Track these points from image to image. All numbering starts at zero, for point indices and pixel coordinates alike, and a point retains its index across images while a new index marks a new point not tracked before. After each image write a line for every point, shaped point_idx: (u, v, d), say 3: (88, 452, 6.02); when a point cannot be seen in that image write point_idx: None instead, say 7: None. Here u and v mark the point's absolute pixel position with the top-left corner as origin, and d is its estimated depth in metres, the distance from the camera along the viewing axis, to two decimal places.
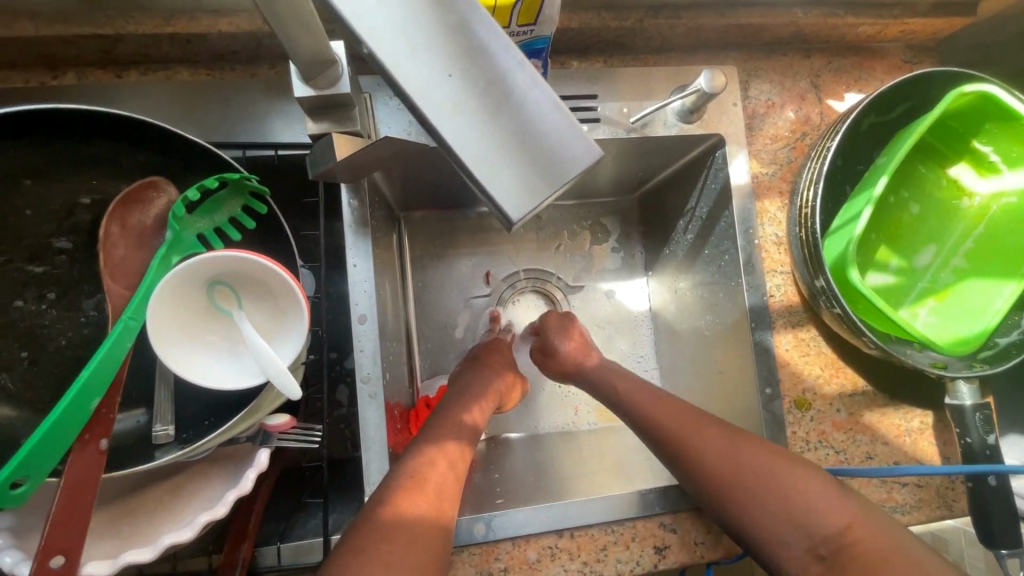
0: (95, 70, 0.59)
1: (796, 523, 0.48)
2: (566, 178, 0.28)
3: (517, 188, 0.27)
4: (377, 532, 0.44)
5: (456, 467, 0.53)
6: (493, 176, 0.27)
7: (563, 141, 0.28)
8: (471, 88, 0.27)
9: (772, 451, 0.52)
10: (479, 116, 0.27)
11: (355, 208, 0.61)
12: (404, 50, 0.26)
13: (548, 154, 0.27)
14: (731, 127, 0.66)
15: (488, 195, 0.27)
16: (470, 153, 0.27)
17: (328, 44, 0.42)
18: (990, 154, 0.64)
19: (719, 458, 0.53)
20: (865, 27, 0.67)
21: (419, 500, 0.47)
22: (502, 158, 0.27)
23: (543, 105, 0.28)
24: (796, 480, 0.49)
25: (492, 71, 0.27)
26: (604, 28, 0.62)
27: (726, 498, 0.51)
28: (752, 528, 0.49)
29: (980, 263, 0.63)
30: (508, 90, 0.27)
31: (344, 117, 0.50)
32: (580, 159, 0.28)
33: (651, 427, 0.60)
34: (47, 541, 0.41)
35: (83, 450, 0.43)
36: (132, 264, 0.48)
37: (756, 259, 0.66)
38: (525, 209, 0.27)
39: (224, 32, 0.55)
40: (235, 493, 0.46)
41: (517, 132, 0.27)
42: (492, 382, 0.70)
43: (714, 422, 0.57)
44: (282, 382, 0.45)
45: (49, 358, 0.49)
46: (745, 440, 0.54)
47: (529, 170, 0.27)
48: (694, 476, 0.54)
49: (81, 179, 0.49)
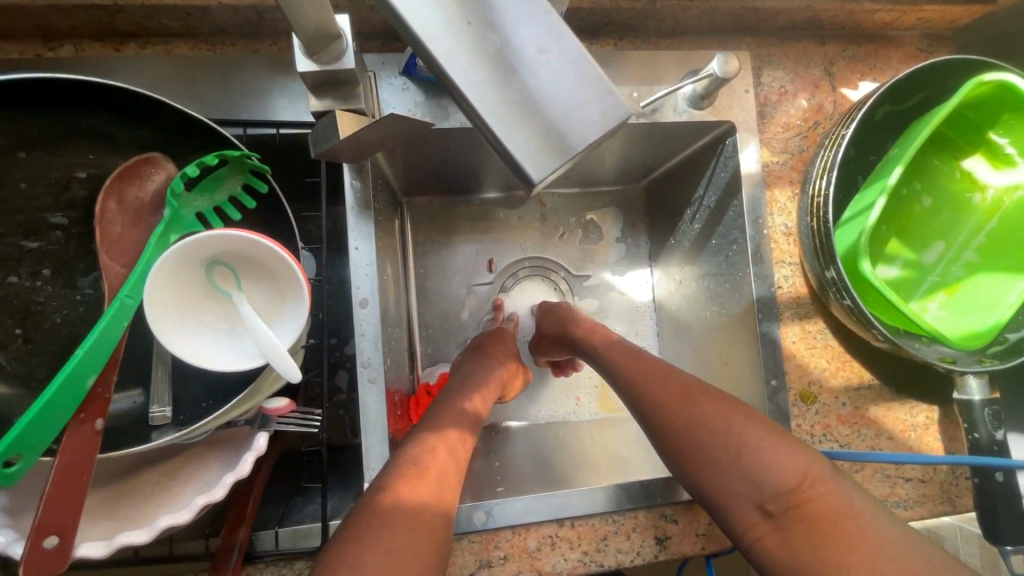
0: (93, 42, 0.57)
1: (746, 478, 0.47)
2: (588, 139, 0.30)
3: (540, 151, 0.30)
4: (376, 519, 0.43)
5: (456, 454, 0.52)
6: (516, 136, 0.30)
7: (585, 104, 0.30)
8: (492, 47, 0.30)
9: (730, 407, 0.51)
10: (501, 73, 0.30)
11: (358, 190, 0.59)
12: (437, 26, 0.29)
13: (571, 114, 0.30)
14: (742, 114, 0.65)
15: (510, 157, 0.30)
16: (497, 122, 0.30)
17: (331, 17, 0.41)
18: (1006, 146, 0.63)
19: (677, 416, 0.52)
20: (882, 14, 0.66)
21: (419, 487, 0.46)
22: (524, 124, 0.30)
23: (562, 76, 0.30)
24: (749, 436, 0.48)
25: (515, 30, 0.30)
26: (616, 9, 0.60)
27: (682, 454, 0.51)
28: (703, 484, 0.49)
29: (992, 257, 0.62)
30: (530, 49, 0.30)
31: (348, 94, 0.49)
32: (612, 116, 0.31)
33: (626, 389, 0.59)
34: (41, 521, 0.40)
35: (78, 429, 0.42)
36: (129, 242, 0.47)
37: (765, 249, 0.65)
38: (545, 171, 0.30)
39: (225, 5, 0.54)
40: (232, 476, 0.46)
41: (538, 91, 0.30)
42: (493, 370, 0.69)
43: (677, 378, 0.56)
44: (281, 364, 0.44)
45: (45, 335, 0.48)
46: (704, 396, 0.53)
47: (551, 130, 0.30)
48: (655, 431, 0.54)
49: (78, 153, 0.48)
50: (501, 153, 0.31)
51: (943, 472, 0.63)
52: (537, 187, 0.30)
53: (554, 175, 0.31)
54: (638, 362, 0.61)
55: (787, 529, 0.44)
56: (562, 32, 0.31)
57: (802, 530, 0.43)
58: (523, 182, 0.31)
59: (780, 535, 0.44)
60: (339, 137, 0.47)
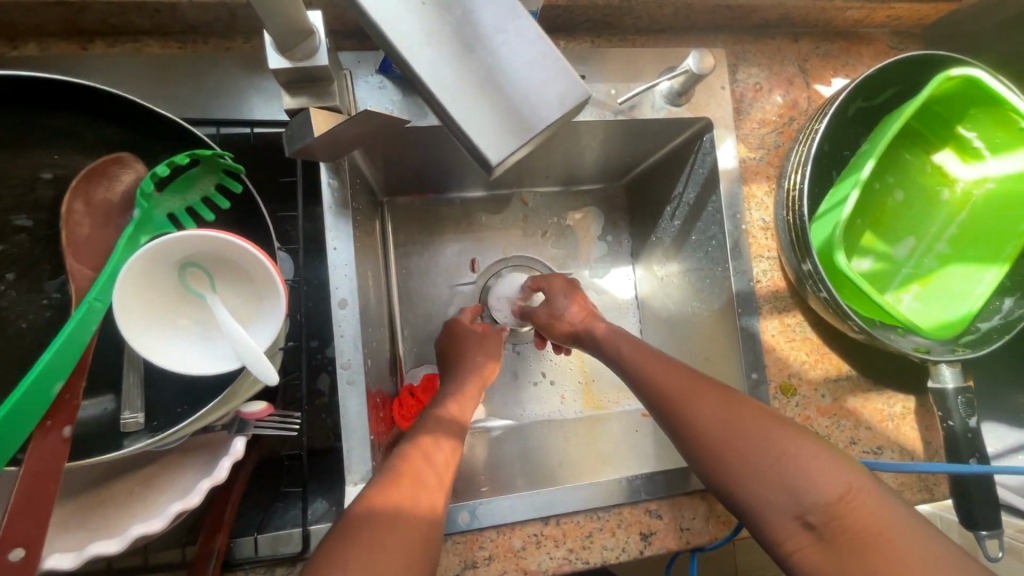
0: (58, 40, 0.56)
1: (789, 490, 0.46)
2: (548, 119, 0.31)
3: (497, 132, 0.31)
4: (358, 528, 0.42)
5: (433, 461, 0.51)
6: (472, 120, 0.31)
7: (544, 85, 0.31)
8: (451, 31, 0.31)
9: (767, 417, 0.51)
10: (459, 58, 0.31)
11: (336, 189, 0.59)
12: (396, 10, 0.30)
13: (531, 96, 0.31)
14: (718, 110, 0.65)
15: (467, 140, 0.31)
16: (457, 104, 0.31)
17: (304, 11, 0.40)
18: (974, 139, 0.64)
19: (712, 424, 0.52)
20: (854, 11, 0.67)
21: (394, 492, 0.46)
22: (483, 107, 0.31)
23: (521, 58, 0.31)
24: (791, 445, 0.48)
25: (472, 15, 0.31)
26: (592, 5, 0.60)
27: (718, 464, 0.50)
28: (740, 494, 0.49)
29: (963, 248, 0.63)
30: (490, 34, 0.31)
31: (322, 92, 0.48)
32: (570, 99, 0.31)
33: (648, 393, 0.58)
34: (5, 532, 0.38)
35: (45, 437, 0.40)
36: (98, 244, 0.45)
37: (743, 244, 0.65)
38: (504, 152, 0.31)
39: (195, 2, 0.53)
40: (208, 481, 0.44)
41: (497, 74, 0.31)
42: (470, 383, 0.67)
43: (712, 386, 0.55)
44: (257, 365, 0.43)
45: (9, 341, 0.46)
46: (740, 403, 0.52)
47: (510, 110, 0.31)
48: (688, 441, 0.53)
49: (42, 153, 0.46)
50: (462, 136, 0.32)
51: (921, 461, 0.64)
52: (496, 170, 0.32)
53: (513, 156, 0.32)
54: (665, 367, 0.58)
55: (830, 541, 0.44)
56: (519, 14, 0.32)
57: (845, 542, 0.43)
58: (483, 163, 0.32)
59: (825, 549, 0.44)
60: (314, 134, 0.46)
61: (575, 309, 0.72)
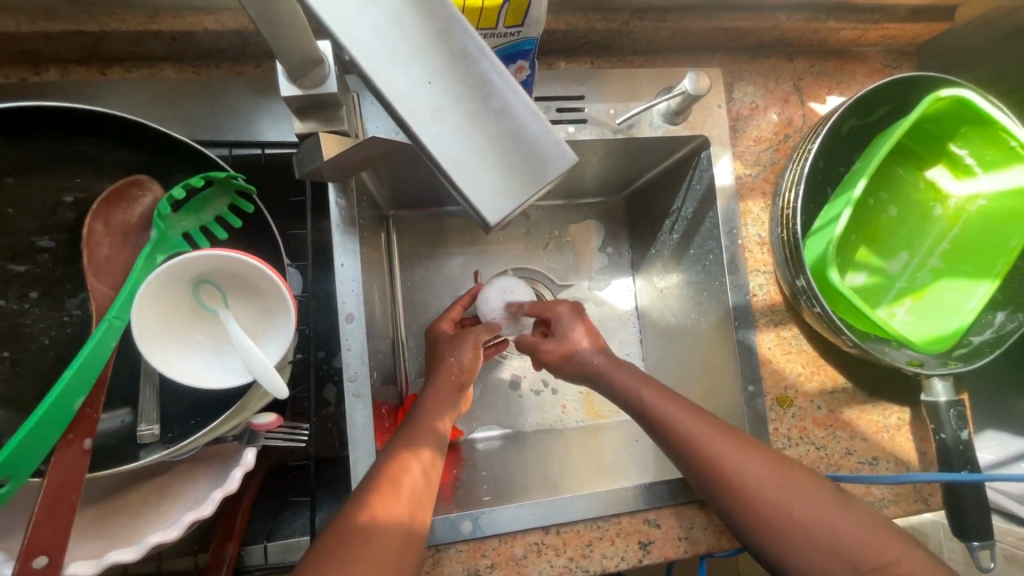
0: (78, 66, 0.58)
1: (830, 545, 0.48)
2: (544, 178, 0.28)
3: (490, 191, 0.28)
4: (351, 538, 0.46)
5: (429, 475, 0.53)
6: (470, 174, 0.28)
7: (539, 143, 0.28)
8: (442, 75, 0.28)
9: (813, 478, 0.52)
10: (453, 101, 0.28)
11: (343, 208, 0.61)
12: (383, 52, 0.27)
13: (528, 153, 0.28)
14: (715, 128, 0.67)
15: (464, 196, 0.28)
16: (447, 156, 0.27)
17: (314, 44, 0.42)
18: (965, 157, 0.65)
19: (763, 484, 0.52)
20: (847, 31, 0.69)
21: (390, 505, 0.49)
22: (477, 162, 0.28)
23: (523, 104, 0.28)
24: (837, 508, 0.50)
25: (463, 58, 0.28)
26: (591, 29, 0.63)
27: (755, 518, 0.51)
28: (781, 552, 0.50)
29: (955, 264, 0.65)
30: (485, 75, 0.28)
31: (331, 116, 0.50)
32: (559, 159, 0.28)
33: (684, 441, 0.55)
34: (30, 540, 0.40)
35: (66, 449, 0.42)
36: (117, 263, 0.47)
37: (740, 259, 0.67)
38: (498, 212, 0.28)
39: (210, 29, 0.55)
40: (220, 492, 0.46)
41: (493, 127, 0.28)
42: (446, 395, 0.63)
43: (742, 437, 0.55)
44: (268, 381, 0.45)
45: (33, 357, 0.48)
46: (787, 464, 0.53)
47: (506, 169, 0.28)
48: (721, 494, 0.53)
49: (64, 177, 0.49)
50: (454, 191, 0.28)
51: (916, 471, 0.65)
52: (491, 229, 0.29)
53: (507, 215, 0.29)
54: (694, 414, 0.57)
55: None
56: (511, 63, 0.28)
57: None
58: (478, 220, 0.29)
59: None
60: (322, 157, 0.48)
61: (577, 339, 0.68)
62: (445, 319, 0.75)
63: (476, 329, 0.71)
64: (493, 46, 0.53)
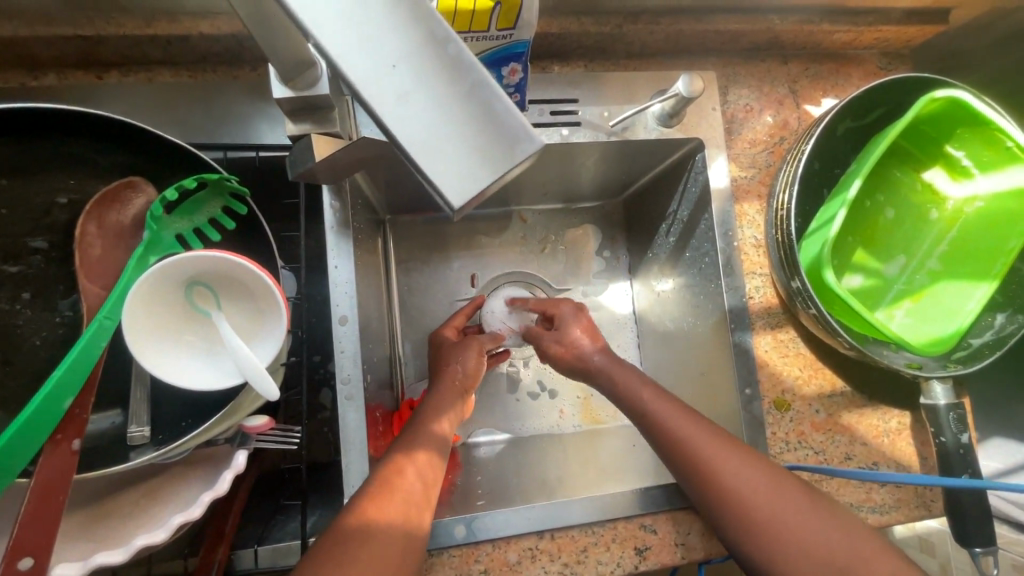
0: (77, 71, 0.59)
1: (830, 568, 0.47)
2: (505, 166, 0.28)
3: (454, 177, 0.28)
4: (343, 541, 0.45)
5: (424, 478, 0.52)
6: (432, 155, 0.28)
7: (501, 129, 0.28)
8: (406, 60, 0.28)
9: (810, 494, 0.51)
10: (419, 82, 0.28)
11: (337, 211, 0.61)
12: (347, 36, 0.27)
13: (489, 140, 0.28)
14: (709, 131, 0.67)
15: (425, 177, 0.28)
16: (411, 141, 0.27)
17: (305, 45, 0.43)
18: (962, 158, 0.65)
19: (757, 497, 0.51)
20: (841, 34, 0.69)
21: (385, 508, 0.48)
22: (442, 148, 0.28)
23: (486, 90, 0.28)
24: (835, 526, 0.49)
25: (426, 44, 0.28)
26: (585, 33, 0.63)
27: (753, 534, 0.50)
28: (775, 568, 0.49)
29: (954, 265, 0.64)
30: (448, 60, 0.28)
31: (324, 118, 0.51)
32: (521, 146, 0.28)
33: (678, 451, 0.55)
34: (16, 541, 0.40)
35: (54, 450, 0.42)
36: (109, 264, 0.48)
37: (735, 261, 0.66)
38: (461, 197, 0.28)
39: (205, 34, 0.56)
40: (209, 494, 0.46)
41: (455, 113, 0.28)
42: (449, 400, 0.62)
43: (745, 451, 0.54)
44: (259, 381, 0.45)
45: (23, 357, 0.48)
46: (783, 478, 0.52)
47: (468, 155, 0.28)
48: (721, 508, 0.52)
49: (59, 179, 0.49)
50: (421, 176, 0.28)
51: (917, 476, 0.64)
52: (457, 215, 0.28)
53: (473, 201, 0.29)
54: (695, 424, 0.56)
55: None
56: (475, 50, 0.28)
57: None
58: (444, 206, 0.28)
59: None
60: (314, 159, 0.48)
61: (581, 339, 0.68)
62: (449, 326, 0.75)
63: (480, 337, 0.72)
64: (486, 49, 0.54)
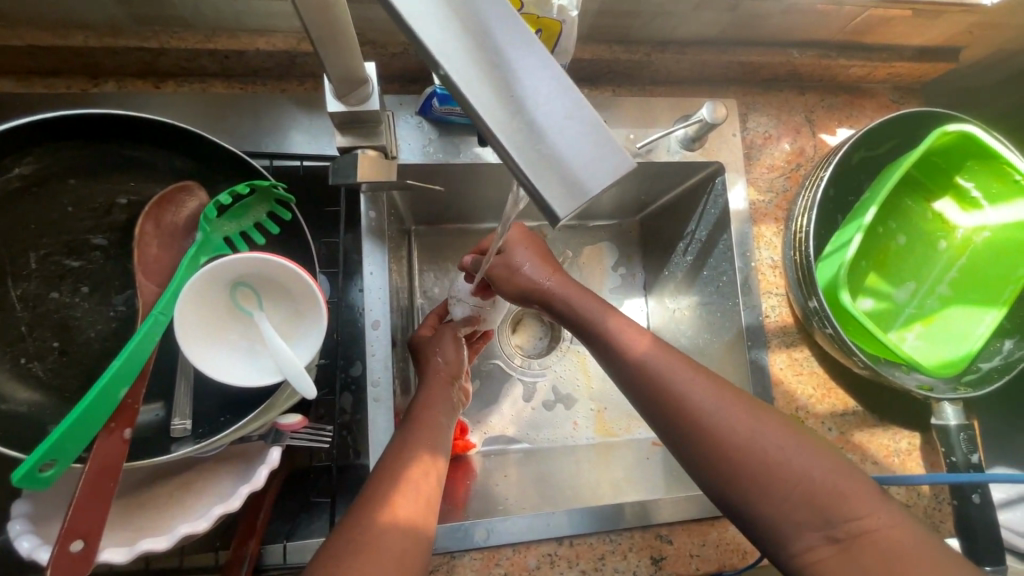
0: (135, 79, 0.62)
1: (813, 505, 0.44)
2: (603, 178, 0.24)
3: (557, 183, 0.24)
4: (362, 527, 0.46)
5: (430, 479, 0.53)
6: (536, 163, 0.24)
7: (597, 143, 0.24)
8: (496, 64, 0.25)
9: (793, 428, 0.47)
10: (500, 75, 0.25)
11: (373, 218, 0.64)
12: (443, 35, 0.25)
13: (585, 151, 0.24)
14: (730, 155, 0.70)
15: (532, 188, 0.24)
16: (511, 142, 0.24)
17: (362, 64, 0.45)
18: (972, 189, 0.68)
19: (737, 433, 0.47)
20: (856, 68, 0.73)
21: (408, 504, 0.49)
22: (541, 151, 0.24)
23: (581, 101, 0.24)
24: (819, 462, 0.45)
25: (513, 54, 0.25)
26: (615, 60, 0.67)
27: (746, 486, 0.45)
28: (752, 505, 0.45)
29: (963, 291, 0.67)
30: (535, 68, 0.25)
31: (371, 132, 0.54)
32: (614, 161, 0.24)
33: (651, 382, 0.51)
34: (70, 525, 0.41)
35: (108, 437, 0.44)
36: (164, 263, 0.50)
37: (753, 281, 0.69)
38: (566, 203, 0.24)
39: (261, 50, 0.59)
40: (248, 487, 0.48)
41: (548, 119, 0.24)
42: (437, 387, 0.64)
43: (738, 395, 0.49)
44: (298, 380, 0.47)
45: (79, 348, 0.51)
46: (767, 412, 0.48)
47: (567, 163, 0.24)
48: (711, 454, 0.47)
49: (120, 181, 0.52)
50: (521, 183, 0.25)
51: (926, 496, 0.66)
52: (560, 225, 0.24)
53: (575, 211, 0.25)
54: (669, 354, 0.53)
55: None
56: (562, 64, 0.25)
57: None
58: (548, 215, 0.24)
59: None
60: (357, 176, 0.53)
61: (539, 265, 0.62)
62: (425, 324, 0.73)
63: (454, 325, 0.73)
64: None
